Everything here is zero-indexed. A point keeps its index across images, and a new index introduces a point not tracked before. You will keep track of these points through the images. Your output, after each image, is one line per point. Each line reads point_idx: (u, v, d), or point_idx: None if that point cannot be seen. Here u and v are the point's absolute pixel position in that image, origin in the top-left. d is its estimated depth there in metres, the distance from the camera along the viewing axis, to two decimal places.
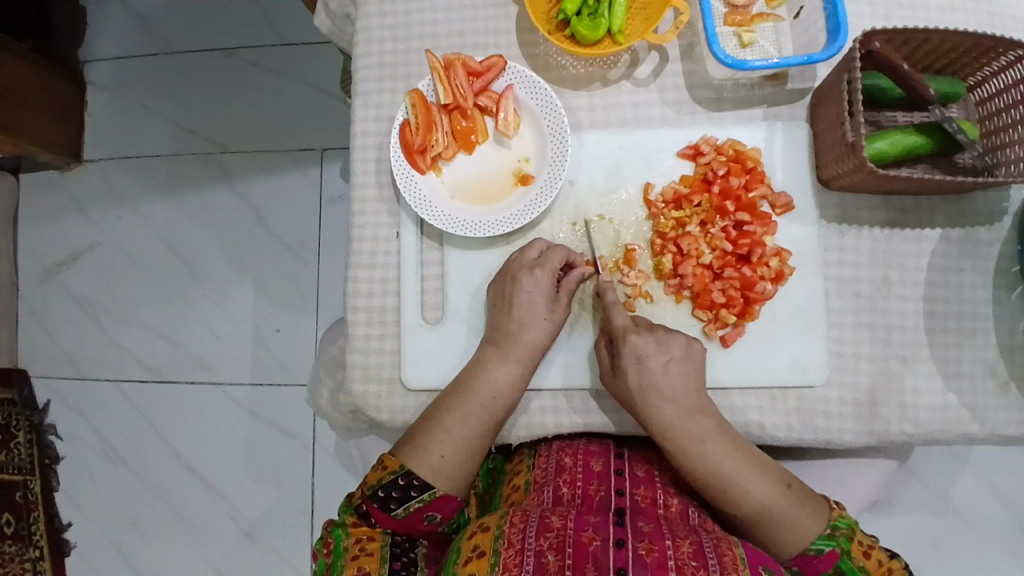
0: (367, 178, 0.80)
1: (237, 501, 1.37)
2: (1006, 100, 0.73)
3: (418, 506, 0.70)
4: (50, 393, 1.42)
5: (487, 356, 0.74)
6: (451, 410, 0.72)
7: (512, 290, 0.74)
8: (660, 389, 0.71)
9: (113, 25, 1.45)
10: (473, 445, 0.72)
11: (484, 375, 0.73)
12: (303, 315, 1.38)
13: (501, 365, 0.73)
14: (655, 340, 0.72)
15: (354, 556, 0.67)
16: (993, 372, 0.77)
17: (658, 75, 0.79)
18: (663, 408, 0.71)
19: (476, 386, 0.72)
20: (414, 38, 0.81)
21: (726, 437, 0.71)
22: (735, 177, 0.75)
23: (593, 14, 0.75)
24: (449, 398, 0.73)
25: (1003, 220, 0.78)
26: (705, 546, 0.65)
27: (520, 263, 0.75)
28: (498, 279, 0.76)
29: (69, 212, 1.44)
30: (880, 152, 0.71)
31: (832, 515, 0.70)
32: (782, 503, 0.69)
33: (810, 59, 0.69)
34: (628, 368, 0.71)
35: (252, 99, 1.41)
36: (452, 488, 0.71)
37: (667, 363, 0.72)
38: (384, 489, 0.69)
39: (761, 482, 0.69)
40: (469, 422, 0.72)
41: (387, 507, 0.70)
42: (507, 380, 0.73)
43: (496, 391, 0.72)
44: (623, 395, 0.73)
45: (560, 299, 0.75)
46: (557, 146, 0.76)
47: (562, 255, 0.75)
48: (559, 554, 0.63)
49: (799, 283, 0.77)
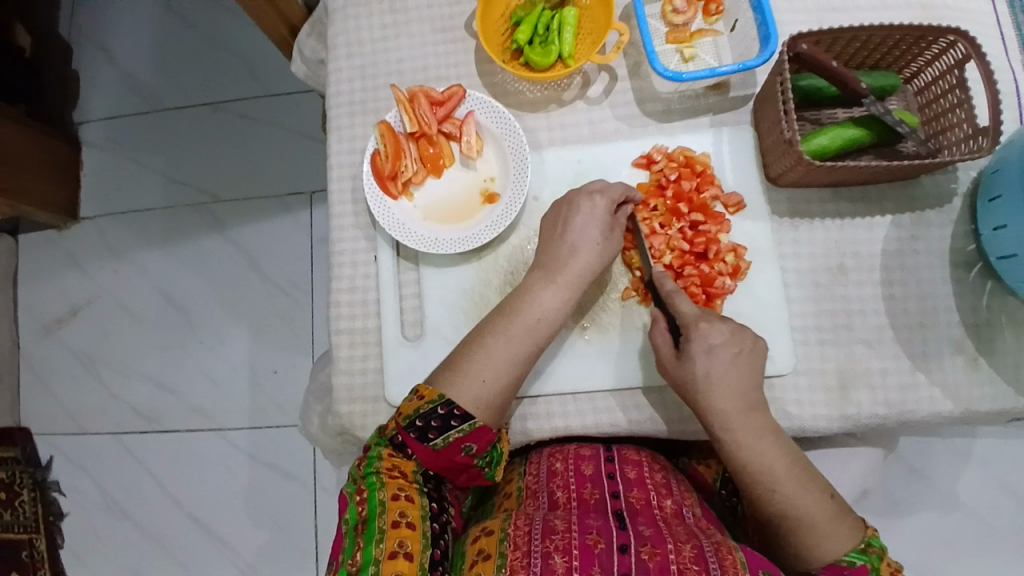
0: (344, 208, 0.84)
1: (239, 543, 1.37)
2: (942, 85, 0.78)
3: (457, 437, 0.68)
4: (52, 449, 1.44)
5: (535, 281, 0.76)
6: (496, 334, 0.73)
7: (567, 214, 0.78)
8: (728, 380, 0.71)
9: (104, 88, 1.53)
10: (514, 373, 0.72)
11: (532, 301, 0.75)
12: (298, 352, 1.41)
13: (548, 291, 0.75)
14: (726, 331, 0.73)
15: (394, 523, 0.64)
16: (959, 349, 0.79)
17: (609, 93, 0.84)
18: (728, 400, 0.71)
19: (524, 310, 0.74)
20: (381, 75, 0.87)
21: (784, 441, 0.71)
22: (686, 181, 0.79)
23: (544, 43, 0.81)
24: (495, 323, 0.74)
25: (951, 202, 0.82)
26: (706, 551, 0.67)
27: (577, 192, 0.79)
28: (553, 208, 0.80)
29: (66, 270, 1.49)
30: (821, 147, 0.76)
31: (867, 532, 0.69)
32: (824, 511, 0.68)
33: (745, 67, 0.75)
34: (697, 355, 0.72)
35: (239, 148, 1.48)
36: (488, 418, 0.70)
37: (736, 356, 0.72)
38: (421, 419, 0.68)
39: (807, 490, 0.69)
40: (513, 347, 0.73)
41: (423, 437, 0.68)
42: (553, 306, 0.75)
43: (543, 316, 0.74)
44: (686, 383, 0.73)
45: (614, 232, 0.78)
46: (518, 165, 0.81)
47: (621, 190, 0.78)
48: (565, 556, 0.64)
49: (758, 276, 0.80)
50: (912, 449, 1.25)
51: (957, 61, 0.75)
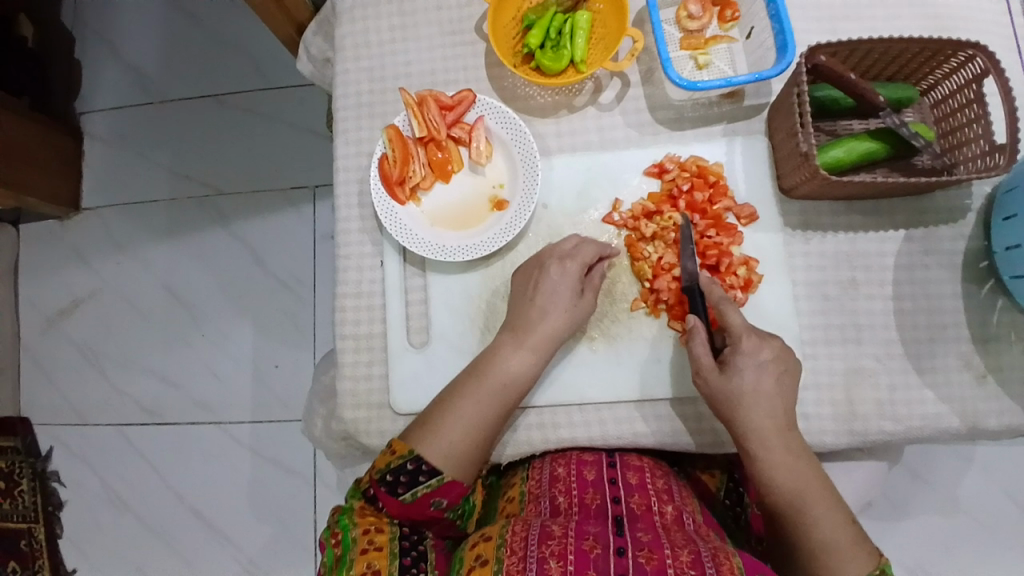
0: (350, 211, 0.83)
1: (239, 538, 1.37)
2: (960, 99, 0.76)
3: (425, 492, 0.70)
4: (52, 440, 1.44)
5: (504, 341, 0.76)
6: (466, 394, 0.73)
7: (538, 276, 0.77)
8: (771, 399, 0.70)
9: (108, 79, 1.51)
10: (484, 433, 0.73)
11: (502, 362, 0.75)
12: (300, 348, 1.41)
13: (516, 353, 0.75)
14: (775, 352, 0.72)
15: (363, 549, 0.66)
16: (968, 365, 0.79)
17: (621, 100, 0.83)
18: (768, 417, 0.70)
19: (492, 371, 0.74)
20: (390, 78, 0.85)
21: (816, 463, 0.71)
22: (699, 192, 0.78)
23: (555, 47, 0.80)
24: (466, 381, 0.74)
25: (965, 217, 0.81)
26: (703, 556, 0.65)
27: (551, 251, 0.78)
28: (521, 270, 0.79)
29: (68, 261, 1.48)
30: (836, 159, 0.75)
31: (882, 560, 0.66)
32: (848, 535, 0.67)
33: (761, 76, 0.73)
34: (745, 369, 0.71)
35: (242, 143, 1.46)
36: (460, 474, 0.71)
37: (782, 376, 0.71)
38: (391, 474, 0.69)
39: (834, 513, 0.68)
40: (481, 407, 0.73)
41: (394, 491, 0.69)
42: (521, 367, 0.75)
43: (509, 378, 0.74)
44: (727, 395, 0.71)
45: (584, 294, 0.77)
46: (528, 172, 0.80)
47: (594, 249, 0.78)
48: (561, 561, 0.64)
49: (768, 288, 0.80)
50: (915, 458, 1.24)
51: (974, 75, 0.74)
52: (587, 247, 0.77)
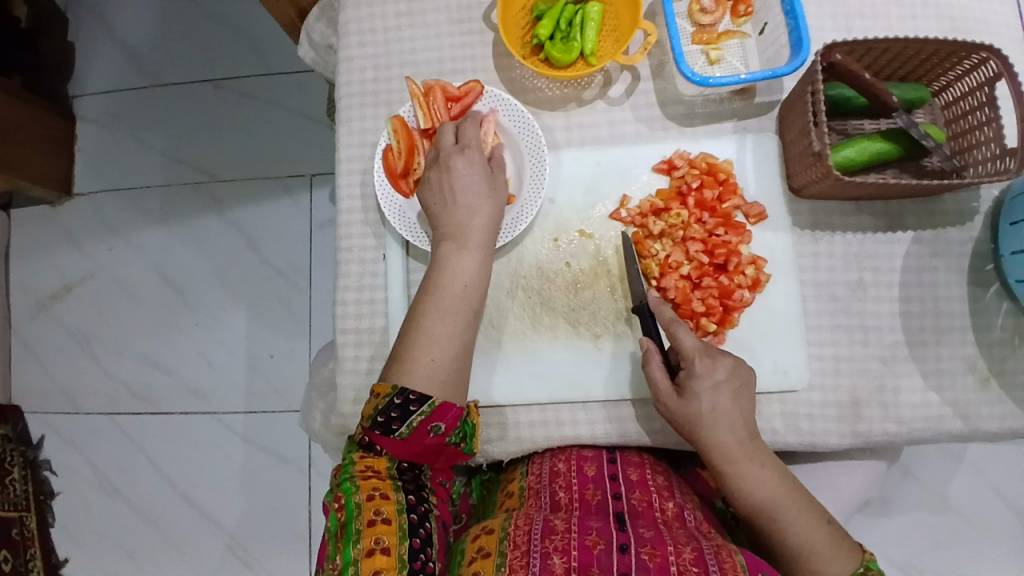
0: (353, 203, 0.82)
1: (234, 529, 1.37)
2: (971, 102, 0.75)
3: (421, 420, 0.67)
4: (44, 427, 1.42)
5: (446, 252, 0.73)
6: (428, 313, 0.70)
7: (447, 179, 0.74)
8: (728, 417, 0.71)
9: (102, 61, 1.48)
10: (456, 339, 0.70)
11: (450, 269, 0.72)
12: (296, 338, 1.39)
13: (463, 257, 0.73)
14: (730, 367, 0.72)
15: (370, 521, 0.63)
16: (972, 369, 0.78)
17: (631, 94, 0.82)
18: (728, 435, 0.70)
19: (444, 283, 0.71)
20: (395, 66, 0.84)
21: (783, 472, 0.71)
22: (708, 190, 0.78)
23: (566, 39, 0.78)
24: (422, 302, 0.71)
25: (973, 221, 0.80)
26: (706, 553, 0.65)
27: (443, 152, 0.75)
28: (426, 177, 0.76)
29: (61, 246, 1.45)
30: (847, 159, 0.74)
31: (865, 556, 0.68)
32: (824, 538, 0.68)
33: (775, 73, 0.72)
34: (699, 390, 0.70)
35: (240, 129, 1.44)
36: (449, 396, 0.68)
37: (738, 392, 0.71)
38: (383, 414, 0.66)
39: (809, 517, 0.69)
40: (450, 318, 0.70)
41: (389, 430, 0.66)
42: (474, 268, 0.73)
43: (465, 282, 0.72)
44: (686, 417, 0.71)
45: (496, 177, 0.76)
46: (535, 166, 0.78)
47: (477, 127, 0.76)
48: (564, 557, 0.63)
49: (775, 288, 0.79)
50: (910, 458, 1.25)
51: (987, 78, 0.73)
52: (469, 129, 0.76)
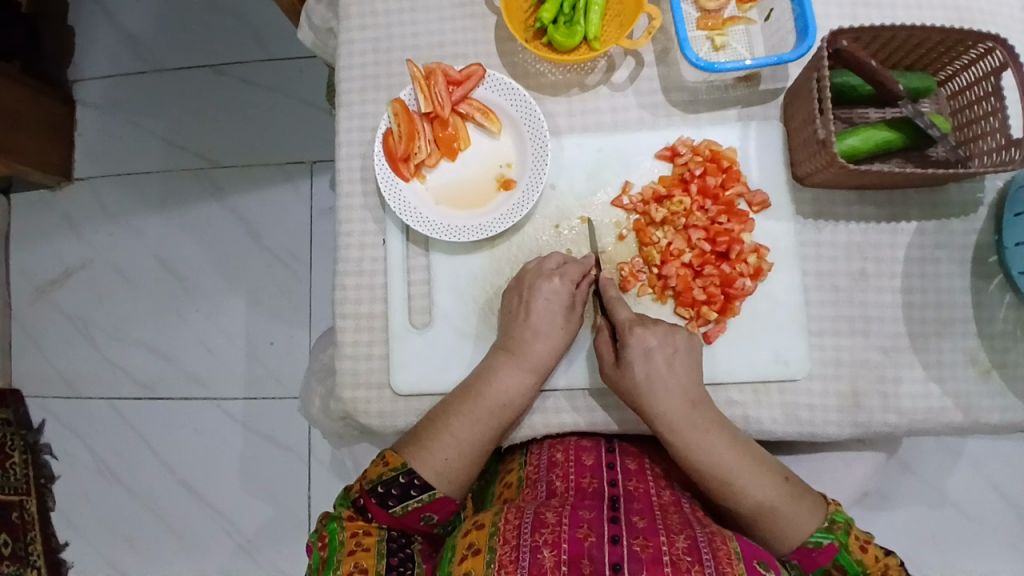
0: (353, 188, 0.81)
1: (233, 515, 1.37)
2: (977, 91, 0.74)
3: (416, 505, 0.71)
4: (44, 413, 1.42)
5: (499, 363, 0.75)
6: (459, 415, 0.73)
7: (527, 296, 0.75)
8: (666, 382, 0.72)
9: (102, 44, 1.47)
10: (477, 448, 0.73)
11: (496, 381, 0.74)
12: (296, 326, 1.39)
13: (513, 373, 0.74)
14: (660, 333, 0.74)
15: (350, 551, 0.67)
16: (974, 361, 0.78)
17: (634, 80, 0.81)
18: (667, 401, 0.72)
19: (486, 392, 0.74)
20: (396, 49, 0.83)
21: (728, 431, 0.72)
22: (711, 177, 0.77)
23: (569, 22, 0.77)
24: (461, 402, 0.74)
25: (978, 211, 0.80)
26: (699, 542, 0.65)
27: (537, 270, 0.76)
28: (510, 288, 0.78)
29: (60, 231, 1.45)
30: (851, 148, 0.73)
31: (830, 509, 0.70)
32: (780, 495, 0.70)
33: (780, 59, 0.71)
34: (635, 358, 0.72)
35: (240, 114, 1.43)
36: (451, 490, 0.72)
37: (673, 357, 0.74)
38: (383, 485, 0.70)
39: (764, 479, 0.70)
40: (478, 427, 0.73)
41: (385, 503, 0.70)
42: (519, 389, 0.74)
43: (507, 399, 0.74)
44: (627, 388, 0.73)
45: (574, 313, 0.76)
46: (537, 151, 0.78)
47: (579, 267, 0.77)
48: (554, 550, 0.62)
49: (778, 279, 0.78)
50: (910, 453, 1.24)
51: (993, 68, 0.72)
52: (572, 267, 0.76)
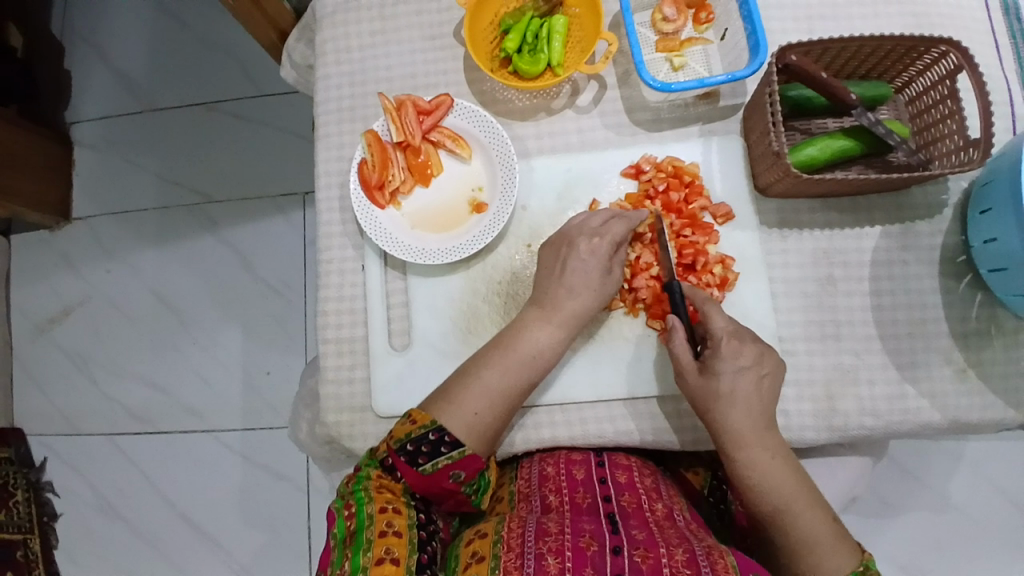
0: (332, 216, 0.84)
1: (233, 546, 1.37)
2: (934, 96, 0.77)
3: (446, 463, 0.69)
4: (46, 450, 1.44)
5: (530, 317, 0.77)
6: (493, 366, 0.74)
7: (566, 254, 0.77)
8: (749, 400, 0.72)
9: (97, 88, 1.52)
10: (506, 401, 0.73)
11: (528, 336, 0.76)
12: (291, 353, 1.41)
13: (545, 327, 0.76)
14: (755, 355, 0.73)
15: (382, 532, 0.64)
16: (948, 361, 0.79)
17: (598, 102, 0.84)
18: (746, 417, 0.72)
19: (518, 345, 0.75)
20: (371, 82, 0.86)
21: (792, 462, 0.72)
22: (675, 192, 0.80)
23: (533, 50, 0.80)
24: (493, 355, 0.75)
25: (942, 213, 0.82)
26: (698, 554, 0.65)
27: (577, 228, 0.78)
28: (551, 242, 0.80)
29: (59, 270, 1.48)
30: (810, 157, 0.75)
31: (866, 556, 0.68)
32: (824, 534, 0.68)
33: (734, 76, 0.74)
34: (725, 371, 0.72)
35: (232, 149, 1.47)
36: (478, 448, 0.71)
37: (762, 378, 0.73)
38: (413, 442, 0.69)
39: (814, 514, 0.69)
40: (509, 378, 0.74)
41: (414, 461, 0.69)
42: (549, 342, 0.76)
43: (536, 352, 0.75)
44: (704, 395, 0.73)
45: (612, 272, 0.78)
46: (505, 174, 0.81)
47: (623, 225, 0.78)
48: (558, 557, 0.64)
49: (746, 288, 0.80)
50: (906, 458, 1.25)
51: (948, 71, 0.74)
52: (617, 224, 0.78)
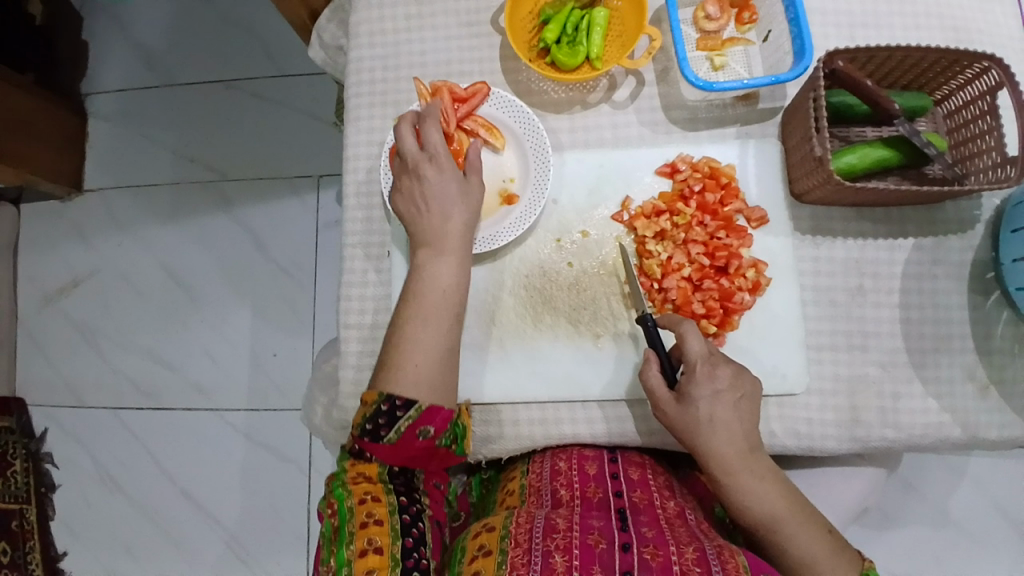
0: (359, 201, 0.83)
1: (233, 526, 1.37)
2: (974, 110, 0.76)
3: (409, 424, 0.68)
4: (48, 421, 1.43)
5: (422, 258, 0.74)
6: (410, 319, 0.71)
7: (419, 186, 0.74)
8: (728, 424, 0.70)
9: (116, 59, 1.50)
10: (440, 340, 0.71)
11: (427, 276, 0.73)
12: (299, 337, 1.40)
13: (441, 261, 0.73)
14: (731, 374, 0.71)
15: (362, 523, 0.65)
16: (972, 377, 0.78)
17: (635, 98, 0.83)
18: (727, 443, 0.70)
19: (421, 289, 0.72)
20: (404, 66, 0.85)
21: (780, 479, 0.70)
22: (710, 193, 0.79)
23: (572, 42, 0.79)
24: (406, 308, 0.72)
25: (975, 228, 0.81)
26: (708, 554, 0.64)
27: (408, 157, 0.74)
28: (399, 187, 0.75)
29: (69, 241, 1.47)
30: (848, 165, 0.74)
31: (866, 565, 0.68)
32: (823, 551, 0.67)
33: (777, 79, 0.73)
34: (700, 397, 0.70)
35: (249, 128, 1.46)
36: (438, 399, 0.69)
37: (740, 400, 0.71)
38: (370, 421, 0.68)
39: (812, 531, 0.68)
40: (431, 323, 0.71)
41: (378, 436, 0.68)
42: (450, 272, 0.73)
43: (443, 286, 0.73)
44: (686, 426, 0.71)
45: (469, 179, 0.75)
46: (539, 166, 0.80)
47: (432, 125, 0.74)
48: (565, 555, 0.63)
49: (776, 293, 0.80)
50: (910, 472, 1.24)
51: (989, 87, 0.74)
52: (432, 131, 0.74)
